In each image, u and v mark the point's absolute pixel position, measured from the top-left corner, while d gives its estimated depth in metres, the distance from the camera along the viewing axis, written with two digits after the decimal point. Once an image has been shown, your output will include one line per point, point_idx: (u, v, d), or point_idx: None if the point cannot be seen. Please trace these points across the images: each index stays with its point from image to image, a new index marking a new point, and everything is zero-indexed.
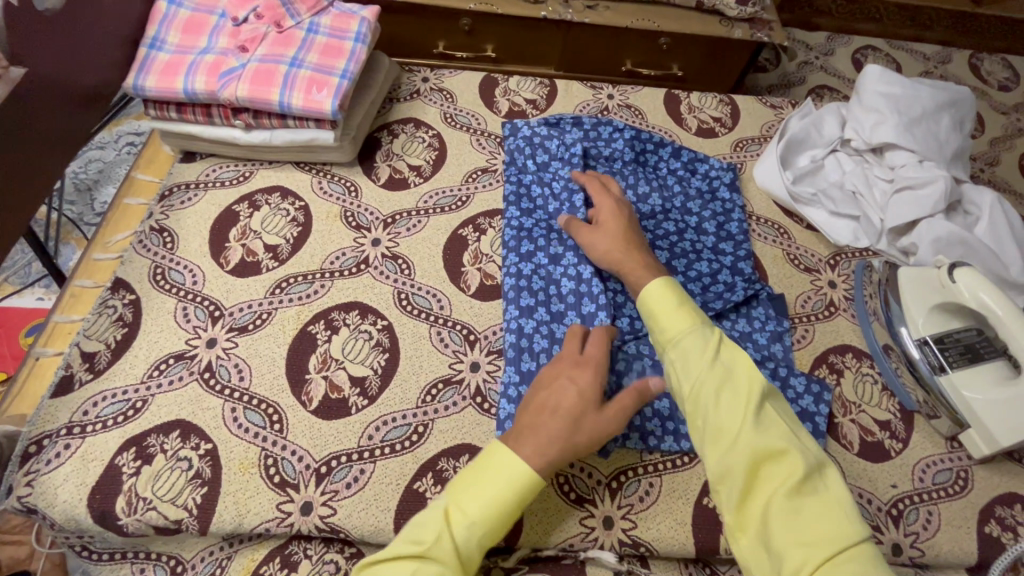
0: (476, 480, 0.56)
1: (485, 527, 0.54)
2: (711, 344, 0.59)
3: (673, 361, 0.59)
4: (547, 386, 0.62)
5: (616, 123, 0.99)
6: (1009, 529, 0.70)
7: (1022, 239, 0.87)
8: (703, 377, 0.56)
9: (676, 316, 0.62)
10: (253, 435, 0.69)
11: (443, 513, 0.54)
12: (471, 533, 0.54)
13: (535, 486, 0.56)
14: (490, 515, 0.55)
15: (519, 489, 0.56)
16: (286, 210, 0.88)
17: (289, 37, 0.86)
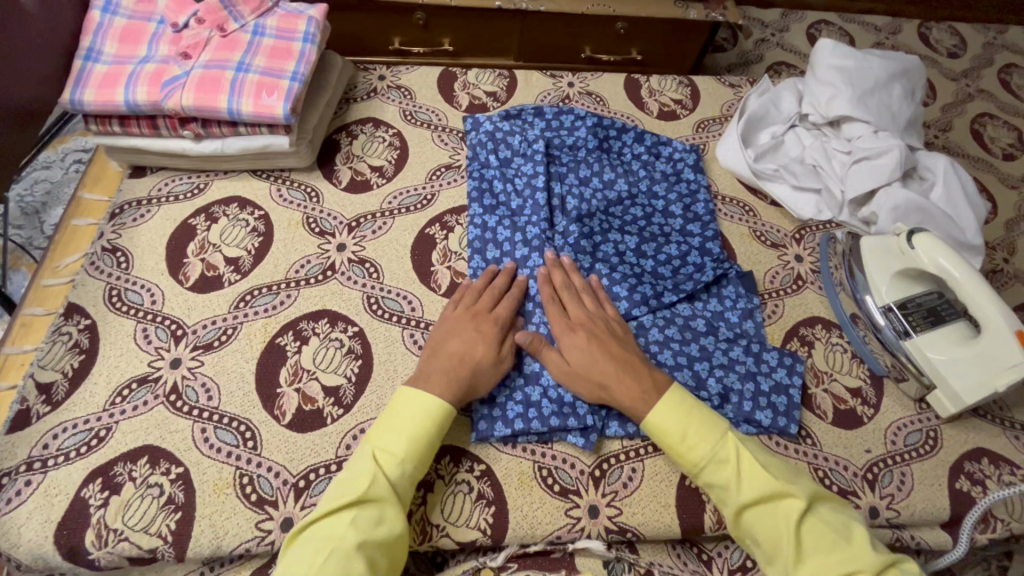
0: (391, 421, 0.64)
1: (409, 457, 0.62)
2: (729, 464, 0.61)
3: (709, 486, 0.62)
4: (456, 333, 0.71)
5: (578, 111, 0.99)
6: (978, 482, 0.72)
7: (976, 200, 0.89)
8: (735, 504, 0.59)
9: (690, 437, 0.63)
10: (226, 454, 0.67)
11: (366, 459, 0.61)
12: (404, 468, 0.61)
13: (444, 416, 0.65)
14: (416, 446, 0.62)
15: (433, 417, 0.64)
16: (245, 220, 0.85)
17: (234, 41, 0.83)
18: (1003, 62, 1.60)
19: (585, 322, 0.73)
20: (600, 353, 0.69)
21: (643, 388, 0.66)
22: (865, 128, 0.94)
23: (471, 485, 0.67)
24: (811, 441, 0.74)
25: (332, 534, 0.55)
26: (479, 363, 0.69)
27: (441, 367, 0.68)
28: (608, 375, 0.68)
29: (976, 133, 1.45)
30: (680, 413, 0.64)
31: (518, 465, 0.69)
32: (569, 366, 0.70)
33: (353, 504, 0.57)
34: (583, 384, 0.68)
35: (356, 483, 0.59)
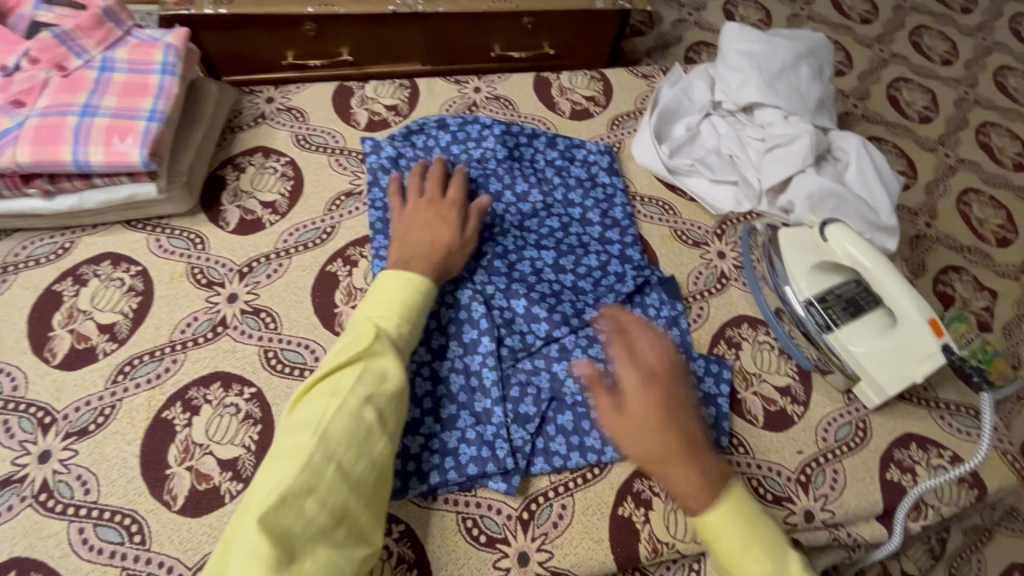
0: (379, 295, 0.65)
1: (405, 325, 0.64)
2: None
3: None
4: (423, 224, 0.75)
5: (483, 120, 0.93)
6: (907, 470, 0.72)
7: (889, 178, 0.89)
8: None
9: (747, 552, 0.54)
10: (109, 555, 0.60)
11: (362, 325, 0.62)
12: (401, 328, 0.64)
13: (426, 290, 0.68)
14: (406, 312, 0.65)
15: (421, 291, 0.67)
16: (120, 279, 0.76)
17: (77, 80, 0.73)
18: (913, 24, 1.62)
19: (664, 376, 0.59)
20: (665, 428, 0.56)
21: (707, 482, 0.56)
22: (777, 114, 0.92)
23: (390, 550, 0.62)
24: (743, 449, 0.72)
25: (339, 387, 0.56)
26: (450, 247, 0.73)
27: (417, 253, 0.71)
28: (671, 453, 0.56)
29: (893, 98, 1.46)
30: (742, 517, 0.55)
31: (440, 520, 0.64)
32: (619, 422, 0.57)
33: (357, 361, 0.58)
34: (633, 447, 0.57)
35: (357, 343, 0.60)
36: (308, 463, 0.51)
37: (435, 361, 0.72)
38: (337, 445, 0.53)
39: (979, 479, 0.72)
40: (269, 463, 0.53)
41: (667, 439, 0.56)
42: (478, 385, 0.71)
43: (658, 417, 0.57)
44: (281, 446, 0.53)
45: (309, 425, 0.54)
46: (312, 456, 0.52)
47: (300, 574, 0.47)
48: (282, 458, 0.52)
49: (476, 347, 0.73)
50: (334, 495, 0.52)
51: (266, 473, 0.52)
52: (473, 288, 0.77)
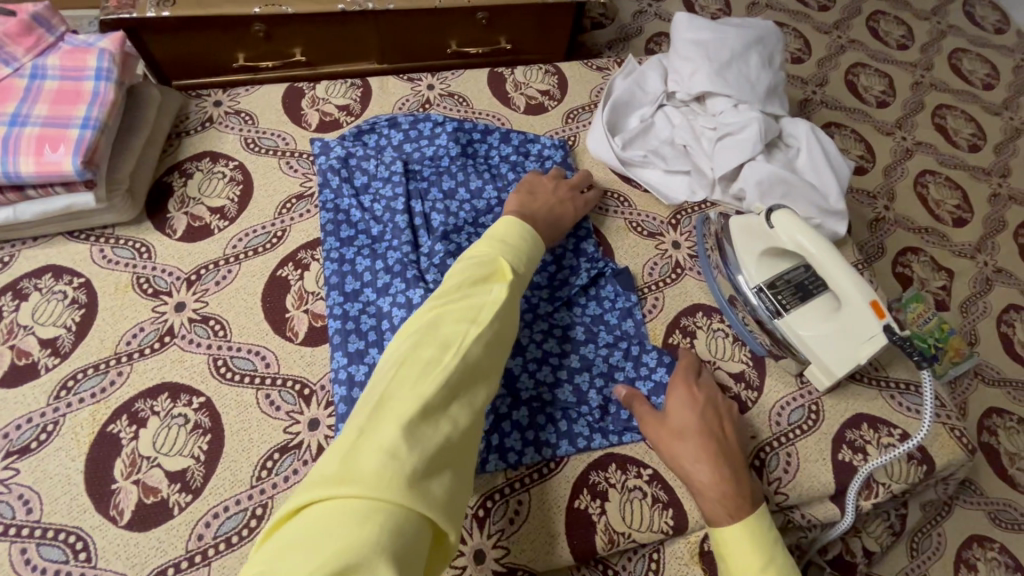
0: (504, 238, 0.70)
1: (525, 275, 0.70)
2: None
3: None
4: (554, 192, 0.83)
5: (436, 117, 0.92)
6: (859, 450, 0.73)
7: (838, 163, 0.90)
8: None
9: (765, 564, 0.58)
10: (53, 574, 0.58)
11: (493, 264, 0.67)
12: (524, 278, 0.69)
13: (538, 249, 0.73)
14: (529, 264, 0.71)
15: (535, 247, 0.72)
16: (61, 292, 0.74)
17: (6, 89, 0.71)
18: (870, 10, 1.64)
19: (714, 395, 0.71)
20: (705, 434, 0.66)
21: (735, 497, 0.62)
22: (727, 102, 0.93)
23: None
24: None
25: (478, 314, 0.61)
26: (561, 225, 0.81)
27: (539, 215, 0.78)
28: (702, 453, 0.65)
29: (851, 84, 1.48)
30: (761, 538, 0.60)
31: None
32: (665, 430, 0.67)
33: (495, 296, 0.63)
34: (674, 444, 0.66)
35: (489, 281, 0.65)
36: (446, 382, 0.54)
37: None
38: (471, 370, 0.57)
39: (927, 455, 0.74)
40: (400, 370, 0.55)
41: (688, 447, 0.65)
42: None
43: (703, 421, 0.67)
44: (417, 357, 0.55)
45: (449, 345, 0.57)
46: (452, 374, 0.55)
47: (430, 489, 0.48)
48: (419, 366, 0.55)
49: None
50: (463, 421, 0.54)
51: (400, 380, 0.53)
52: (425, 287, 0.76)
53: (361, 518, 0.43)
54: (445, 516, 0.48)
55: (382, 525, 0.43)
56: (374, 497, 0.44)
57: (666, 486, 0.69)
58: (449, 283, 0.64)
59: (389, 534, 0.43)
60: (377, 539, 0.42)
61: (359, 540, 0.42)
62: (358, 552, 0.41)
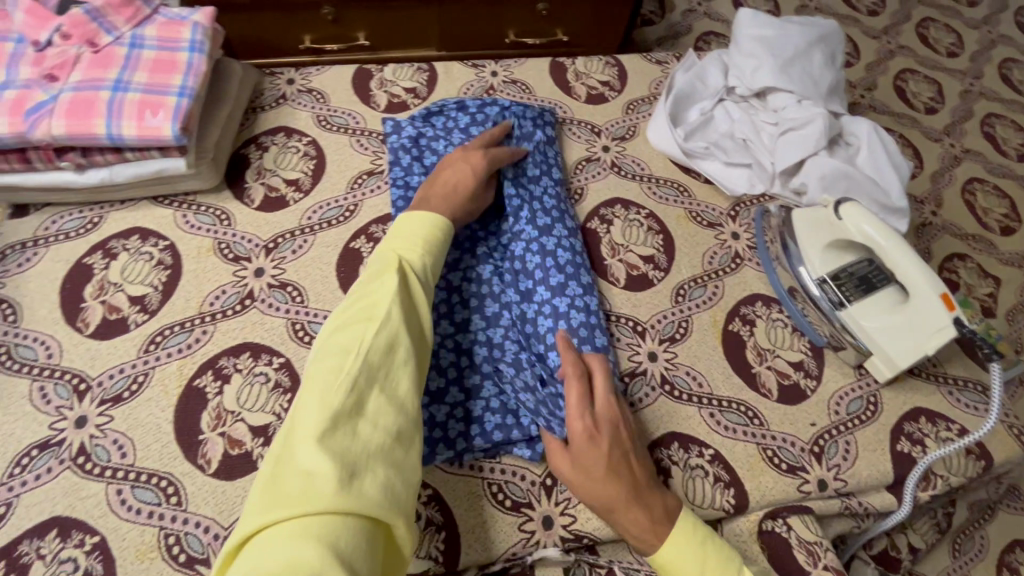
0: (402, 234, 0.70)
1: (428, 259, 0.68)
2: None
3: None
4: (450, 169, 0.80)
5: (502, 102, 0.94)
6: (917, 442, 0.74)
7: (900, 163, 0.90)
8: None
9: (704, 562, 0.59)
10: (147, 515, 0.61)
11: (387, 261, 0.65)
12: (427, 263, 0.68)
13: (443, 228, 0.72)
14: (431, 250, 0.69)
15: (438, 228, 0.71)
16: (148, 253, 0.78)
17: (108, 56, 0.75)
18: (920, 16, 1.63)
19: (610, 418, 0.65)
20: (614, 473, 0.61)
21: (655, 518, 0.60)
22: (790, 98, 0.94)
23: (419, 512, 0.65)
24: (758, 421, 0.74)
25: (372, 314, 0.59)
26: (469, 194, 0.78)
27: (437, 193, 0.77)
28: (618, 496, 0.61)
29: (900, 89, 1.47)
30: (695, 540, 0.60)
31: (466, 484, 0.67)
32: (572, 477, 0.63)
33: (389, 291, 0.61)
34: (581, 490, 0.62)
35: (382, 278, 0.63)
36: (353, 384, 0.52)
37: (458, 334, 0.75)
38: (378, 363, 0.55)
39: (985, 451, 0.74)
40: (307, 387, 0.54)
41: (603, 491, 0.61)
42: (499, 357, 0.74)
43: (605, 462, 0.62)
44: (320, 370, 0.54)
45: (346, 350, 0.55)
46: (357, 376, 0.53)
47: (363, 488, 0.47)
48: (321, 378, 0.53)
49: (498, 320, 0.77)
50: (383, 414, 0.53)
51: (308, 396, 0.52)
52: (495, 265, 0.81)
53: (299, 537, 0.43)
54: (384, 510, 0.47)
55: (319, 537, 0.43)
56: (305, 515, 0.44)
57: (727, 466, 0.71)
58: (348, 296, 0.63)
59: (329, 545, 0.43)
60: (317, 551, 0.42)
61: (303, 558, 0.41)
62: (300, 567, 0.41)
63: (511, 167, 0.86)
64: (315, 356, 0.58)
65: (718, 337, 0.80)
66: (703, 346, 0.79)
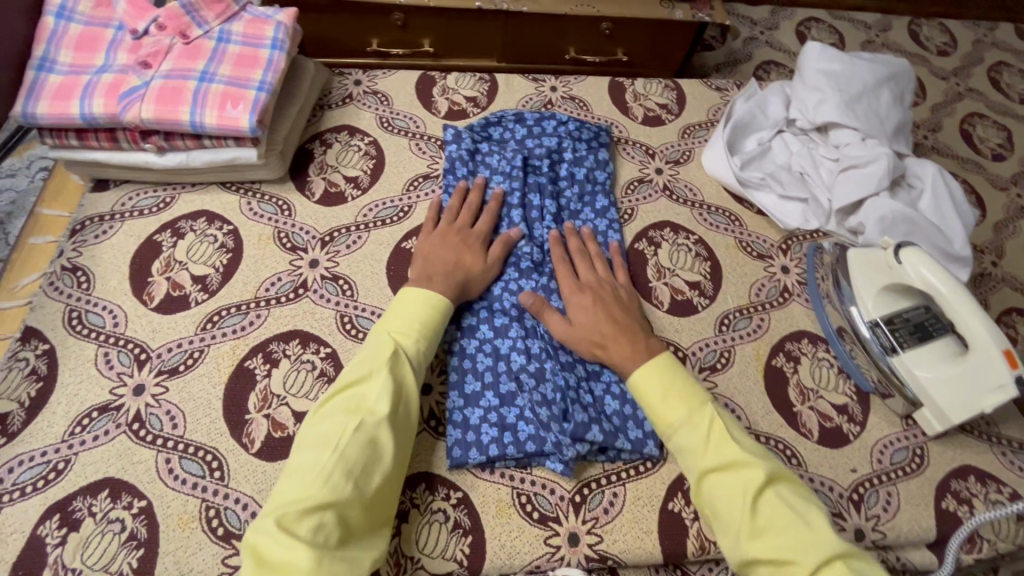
0: (398, 312, 0.71)
1: (424, 343, 0.69)
2: (704, 431, 0.64)
3: (678, 449, 0.65)
4: (445, 245, 0.79)
5: (559, 117, 0.96)
6: (964, 502, 0.71)
7: (964, 210, 0.88)
8: (696, 446, 0.63)
9: (667, 399, 0.66)
10: (191, 486, 0.64)
11: (381, 345, 0.66)
12: (421, 346, 0.68)
13: (442, 308, 0.72)
14: (428, 331, 0.70)
15: (439, 311, 0.71)
16: (213, 235, 0.81)
17: (197, 48, 0.80)
18: (992, 60, 1.58)
19: (596, 284, 0.78)
20: (602, 319, 0.74)
21: (636, 350, 0.70)
22: (853, 135, 0.92)
23: (447, 514, 0.66)
24: (797, 461, 0.72)
25: (359, 406, 0.62)
26: (471, 265, 0.77)
27: (438, 272, 0.75)
28: (606, 333, 0.72)
29: (966, 132, 1.41)
30: (664, 377, 0.67)
31: (496, 492, 0.67)
32: (579, 339, 0.73)
33: (376, 380, 0.63)
34: (586, 347, 0.73)
35: (375, 365, 0.64)
36: (326, 481, 0.55)
37: (497, 340, 0.76)
38: (356, 458, 0.58)
39: None
40: (291, 470, 0.58)
41: (589, 321, 0.74)
42: (535, 367, 0.74)
43: (586, 307, 0.75)
44: (305, 456, 0.58)
45: (327, 443, 0.58)
46: (332, 470, 0.56)
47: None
48: (304, 466, 0.57)
49: (538, 332, 0.77)
50: (352, 506, 0.56)
51: (290, 482, 0.56)
52: (540, 275, 0.81)
53: None
54: None
55: None
56: None
57: None
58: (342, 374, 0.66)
59: None
60: None
61: None
62: None
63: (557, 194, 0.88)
64: (302, 438, 0.61)
65: (761, 372, 0.78)
66: (744, 378, 0.78)
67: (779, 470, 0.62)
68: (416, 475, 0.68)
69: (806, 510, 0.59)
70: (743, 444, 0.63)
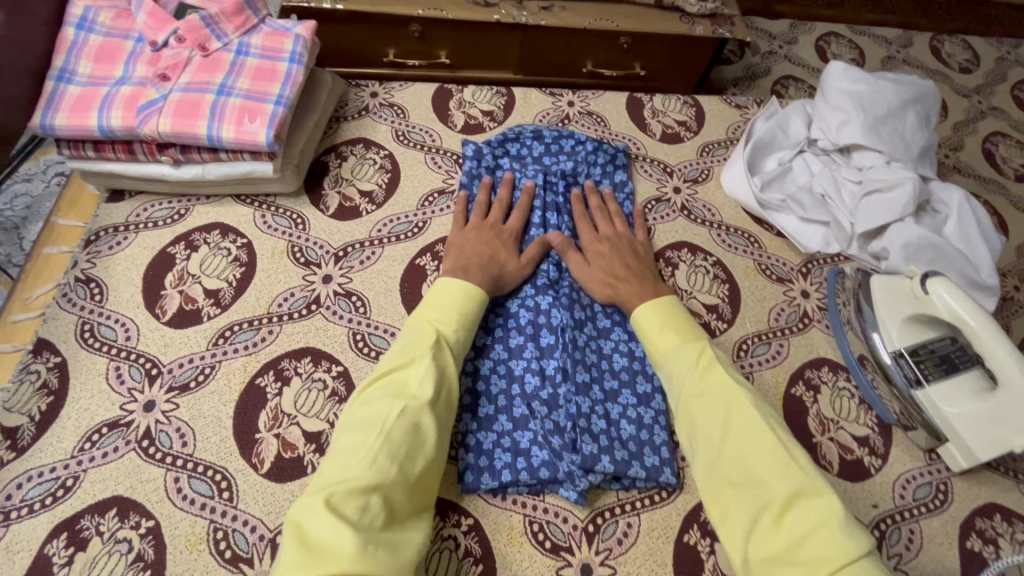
0: (437, 302, 0.71)
1: (462, 335, 0.69)
2: (694, 360, 0.68)
3: (667, 376, 0.70)
4: (479, 239, 0.80)
5: (578, 134, 0.95)
6: (990, 541, 0.69)
7: (991, 237, 0.86)
8: (686, 372, 0.67)
9: (665, 334, 0.71)
10: (200, 507, 0.63)
11: (422, 334, 0.67)
12: (459, 337, 0.69)
13: (479, 300, 0.73)
14: (466, 322, 0.70)
15: (475, 305, 0.72)
16: (227, 248, 0.81)
17: (216, 61, 0.79)
18: (1016, 78, 1.55)
19: (615, 235, 0.84)
20: (618, 263, 0.80)
21: (646, 293, 0.77)
22: (878, 157, 0.90)
23: (457, 541, 0.64)
24: None
25: (404, 391, 0.62)
26: (501, 254, 0.79)
27: (473, 262, 0.77)
28: (621, 276, 0.79)
29: (989, 152, 1.38)
30: (666, 312, 0.74)
31: (508, 519, 0.66)
32: (591, 275, 0.80)
33: (418, 366, 0.63)
34: (599, 285, 0.79)
35: (418, 351, 0.65)
36: (373, 461, 0.55)
37: (510, 360, 0.75)
38: (400, 441, 0.58)
39: None
40: (336, 452, 0.57)
41: (608, 265, 0.80)
42: (549, 392, 0.73)
43: (605, 255, 0.81)
44: (349, 438, 0.58)
45: (372, 425, 0.58)
46: (378, 452, 0.56)
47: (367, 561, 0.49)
48: (348, 449, 0.57)
49: (551, 353, 0.75)
50: (396, 488, 0.55)
51: (335, 464, 0.56)
52: (555, 295, 0.80)
53: None
54: None
55: None
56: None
57: None
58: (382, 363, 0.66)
59: None
60: None
61: None
62: None
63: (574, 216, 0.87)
64: (344, 424, 0.61)
65: (780, 399, 0.77)
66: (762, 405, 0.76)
67: (763, 400, 0.65)
68: None
69: (781, 431, 0.62)
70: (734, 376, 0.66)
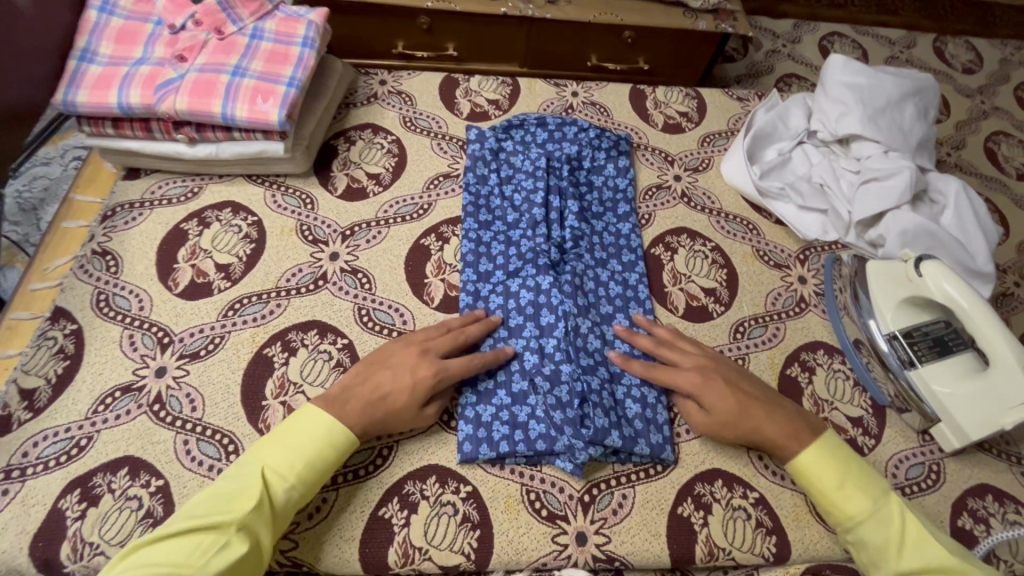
0: (285, 438, 0.62)
1: (299, 485, 0.60)
2: (896, 529, 0.61)
3: (861, 544, 0.63)
4: (390, 369, 0.67)
5: (581, 122, 0.97)
6: (981, 521, 0.70)
7: (988, 227, 0.87)
8: (886, 539, 0.61)
9: (847, 489, 0.64)
10: (208, 468, 0.65)
11: (249, 481, 0.58)
12: (292, 491, 0.59)
13: (339, 446, 0.63)
14: (309, 472, 0.61)
15: (327, 453, 0.62)
16: (237, 226, 0.83)
17: (231, 44, 0.82)
18: (1019, 79, 1.56)
19: (709, 365, 0.71)
20: (739, 407, 0.68)
21: (796, 428, 0.67)
22: (876, 148, 0.91)
23: (456, 507, 0.66)
24: None
25: (187, 560, 0.52)
26: (398, 404, 0.66)
27: (361, 398, 0.65)
28: (758, 418, 0.67)
29: (990, 151, 1.39)
30: (828, 455, 0.66)
31: (505, 487, 0.68)
32: (721, 427, 0.68)
33: (228, 528, 0.55)
34: (732, 435, 0.68)
35: (228, 510, 0.56)
36: None
37: (510, 339, 0.76)
38: None
39: None
40: None
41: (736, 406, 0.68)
42: (550, 368, 0.74)
43: (721, 395, 0.68)
44: None
45: None
46: None
47: None
48: None
49: (551, 331, 0.76)
50: None
51: None
52: (556, 276, 0.80)
53: None
54: None
55: None
56: None
57: (770, 512, 0.69)
58: (187, 504, 0.57)
59: None
60: None
61: None
62: None
63: (576, 202, 0.88)
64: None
65: (775, 380, 0.78)
66: None
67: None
68: (426, 467, 0.68)
69: None
70: (946, 547, 0.59)
